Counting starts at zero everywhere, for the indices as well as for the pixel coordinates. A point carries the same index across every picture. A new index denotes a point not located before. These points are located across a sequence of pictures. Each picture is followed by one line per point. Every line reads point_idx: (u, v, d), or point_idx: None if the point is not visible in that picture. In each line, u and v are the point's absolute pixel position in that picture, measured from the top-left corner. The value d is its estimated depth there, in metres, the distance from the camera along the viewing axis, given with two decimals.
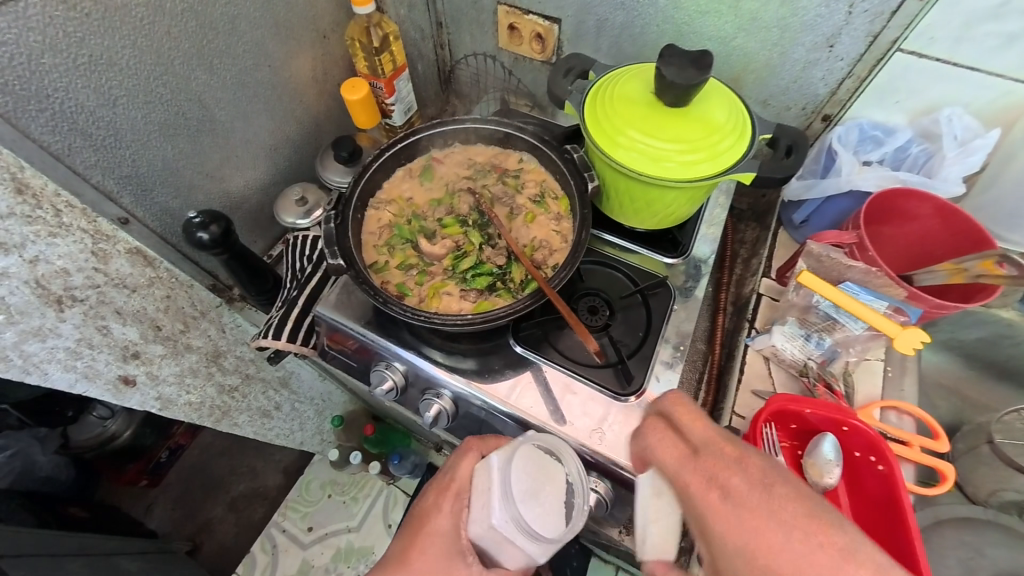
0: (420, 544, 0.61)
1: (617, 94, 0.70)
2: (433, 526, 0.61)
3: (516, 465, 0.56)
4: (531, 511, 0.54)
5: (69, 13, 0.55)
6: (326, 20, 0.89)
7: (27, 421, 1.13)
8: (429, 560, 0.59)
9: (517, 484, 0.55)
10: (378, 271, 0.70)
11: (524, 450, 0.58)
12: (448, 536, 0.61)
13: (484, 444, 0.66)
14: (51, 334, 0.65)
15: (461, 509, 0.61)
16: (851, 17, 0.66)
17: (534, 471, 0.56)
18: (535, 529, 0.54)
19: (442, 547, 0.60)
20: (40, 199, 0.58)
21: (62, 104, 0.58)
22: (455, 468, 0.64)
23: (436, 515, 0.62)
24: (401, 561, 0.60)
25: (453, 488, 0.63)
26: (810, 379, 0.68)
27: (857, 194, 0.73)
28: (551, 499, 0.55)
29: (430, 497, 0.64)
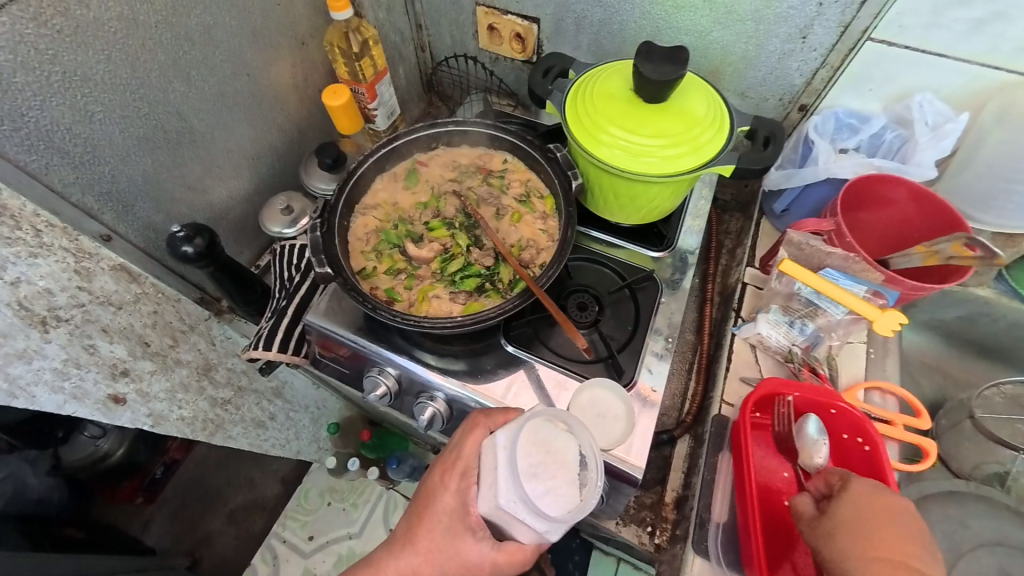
0: (425, 524, 0.62)
1: (597, 91, 0.71)
2: (440, 504, 0.61)
3: (516, 443, 0.53)
4: (533, 491, 0.51)
5: (40, 30, 0.53)
6: (304, 26, 0.88)
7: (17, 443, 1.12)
8: (435, 538, 0.62)
9: (514, 463, 0.52)
10: (366, 277, 0.70)
11: (525, 426, 0.54)
12: (454, 514, 0.61)
13: (489, 419, 0.62)
14: (36, 356, 0.64)
15: (467, 488, 0.60)
16: (823, 8, 0.68)
17: (535, 448, 0.53)
18: (539, 508, 0.51)
19: (448, 525, 0.61)
20: (19, 220, 0.57)
21: (37, 122, 0.56)
22: (460, 445, 0.62)
23: (442, 494, 0.61)
24: (409, 537, 0.64)
25: (458, 468, 0.61)
26: (795, 364, 0.69)
27: (835, 182, 0.74)
28: (557, 475, 0.51)
29: (437, 475, 0.63)
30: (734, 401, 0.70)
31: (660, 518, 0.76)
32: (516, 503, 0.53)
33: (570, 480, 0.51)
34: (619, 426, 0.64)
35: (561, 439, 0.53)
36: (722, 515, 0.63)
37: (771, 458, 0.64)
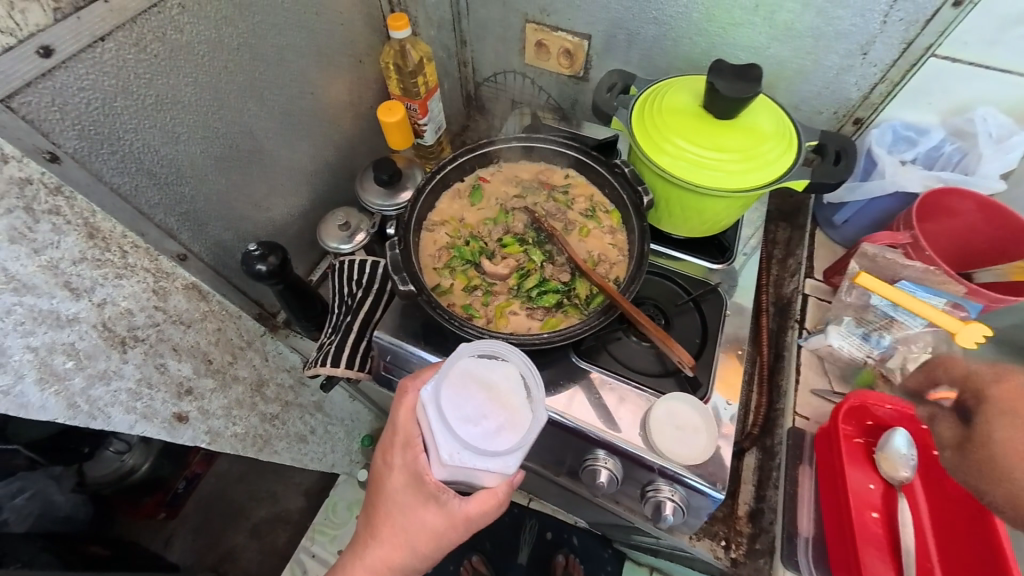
0: (383, 512, 0.63)
1: (664, 105, 0.72)
2: (391, 483, 0.61)
3: (455, 389, 0.53)
4: (482, 430, 0.51)
5: (139, 55, 0.54)
6: (361, 45, 0.90)
7: (41, 462, 1.07)
8: (396, 524, 0.62)
9: (453, 409, 0.52)
10: (442, 293, 0.71)
11: (458, 369, 0.54)
12: (406, 487, 0.61)
13: (416, 381, 0.61)
14: (114, 376, 0.63)
15: (412, 458, 0.59)
16: (886, 25, 0.69)
17: (472, 387, 0.52)
18: (490, 445, 0.51)
19: (406, 500, 0.61)
20: (109, 242, 0.57)
21: (131, 145, 0.57)
22: (395, 417, 0.61)
23: (390, 473, 0.61)
24: (371, 531, 0.64)
25: (398, 441, 0.60)
26: (870, 376, 0.71)
27: (902, 195, 0.75)
28: (503, 407, 0.51)
29: (380, 459, 0.63)
30: (807, 413, 0.71)
31: (734, 532, 0.74)
32: (462, 451, 0.52)
33: (519, 408, 0.52)
34: (701, 438, 0.64)
35: (496, 372, 0.54)
36: (808, 529, 0.66)
37: (859, 473, 0.63)
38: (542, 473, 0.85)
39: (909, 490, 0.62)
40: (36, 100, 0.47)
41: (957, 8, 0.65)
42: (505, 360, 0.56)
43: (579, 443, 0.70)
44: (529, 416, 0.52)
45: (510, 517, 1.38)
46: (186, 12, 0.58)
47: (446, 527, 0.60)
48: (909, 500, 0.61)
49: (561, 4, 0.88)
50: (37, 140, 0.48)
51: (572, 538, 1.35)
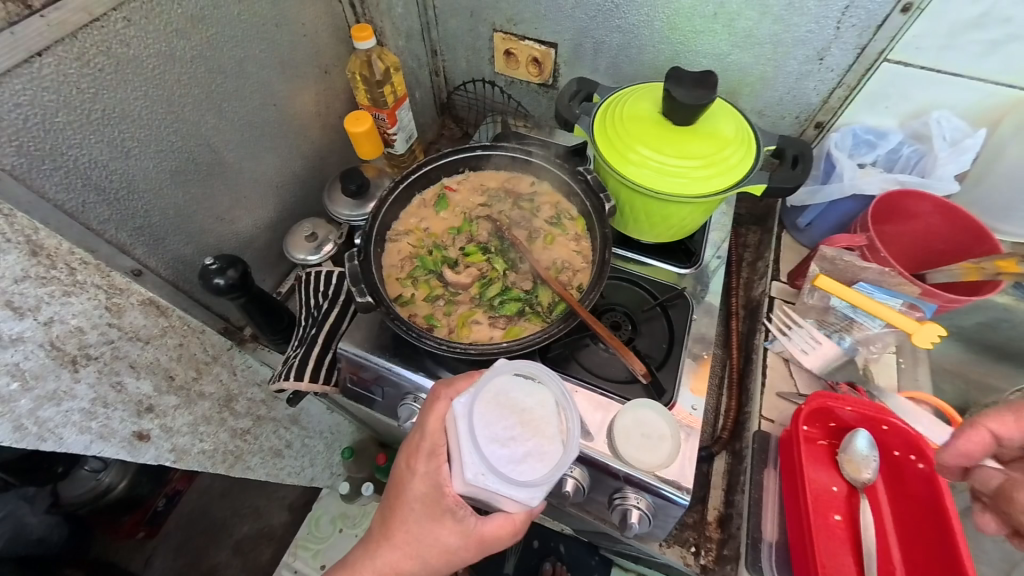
0: (400, 516, 0.60)
1: (626, 113, 0.73)
2: (412, 490, 0.59)
3: (488, 408, 0.53)
4: (511, 455, 0.51)
5: (82, 69, 0.53)
6: (327, 55, 0.89)
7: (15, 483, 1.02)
8: (411, 531, 0.60)
9: (483, 427, 0.52)
10: (404, 304, 0.70)
11: (492, 388, 0.54)
12: (427, 497, 0.59)
13: (451, 389, 0.60)
14: (65, 397, 0.62)
15: (436, 469, 0.58)
16: (840, 31, 0.71)
17: (504, 409, 0.53)
18: (518, 470, 0.51)
19: (424, 510, 0.59)
20: (55, 259, 0.56)
21: (76, 160, 0.56)
22: (424, 424, 0.59)
23: (411, 480, 0.59)
24: (384, 533, 0.61)
25: (425, 449, 0.59)
26: (833, 377, 0.70)
27: (862, 197, 0.76)
28: (534, 434, 0.52)
29: (404, 462, 0.60)
30: (773, 417, 0.71)
31: (704, 538, 0.74)
32: (486, 473, 0.52)
33: (550, 437, 0.52)
34: (665, 444, 0.63)
35: (530, 396, 0.54)
36: (774, 534, 0.65)
37: (822, 475, 0.63)
38: None
39: (871, 492, 0.62)
40: None
41: (906, 14, 0.66)
42: (540, 386, 0.55)
43: None
44: (560, 447, 0.52)
45: None
46: (132, 25, 0.57)
47: (460, 545, 0.59)
48: (871, 502, 0.61)
49: (527, 14, 0.89)
50: None
51: (559, 546, 1.33)
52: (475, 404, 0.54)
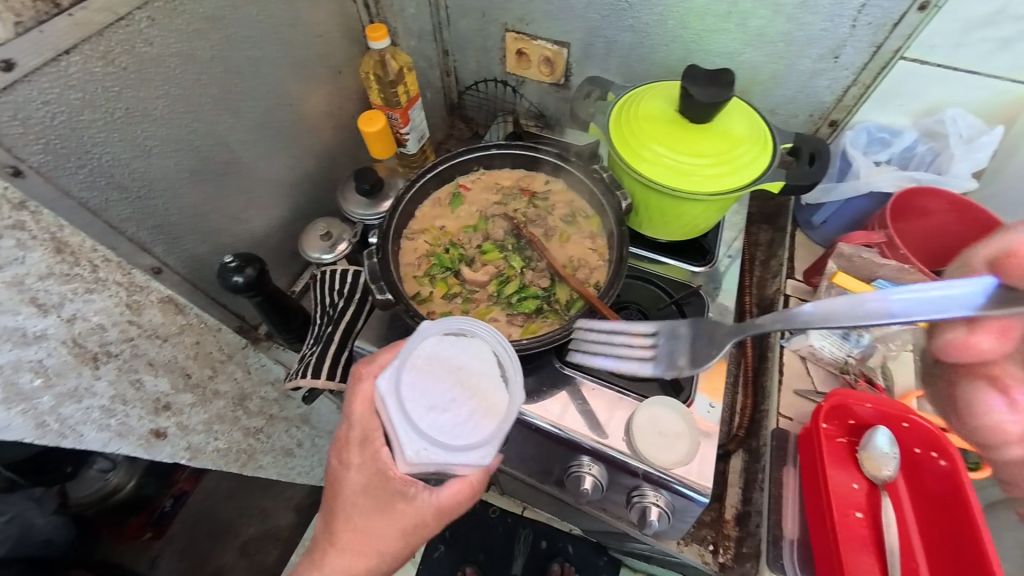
0: (344, 516, 0.60)
1: (640, 112, 0.73)
2: (351, 484, 0.59)
3: (423, 373, 0.49)
4: (449, 417, 0.47)
5: (107, 68, 0.54)
6: (340, 56, 0.90)
7: (22, 483, 1.01)
8: (358, 527, 0.60)
9: (418, 397, 0.48)
10: (422, 301, 0.70)
11: (422, 352, 0.50)
12: (367, 488, 0.59)
13: (373, 366, 0.60)
14: (86, 394, 0.62)
15: (372, 456, 0.58)
16: (855, 29, 0.71)
17: (434, 372, 0.49)
18: (459, 432, 0.47)
19: (369, 502, 0.59)
20: (78, 257, 0.56)
21: (100, 159, 0.56)
22: (350, 413, 0.60)
23: (348, 474, 0.59)
24: (330, 538, 0.60)
25: (356, 439, 0.59)
26: (851, 375, 0.70)
27: (877, 195, 0.76)
28: (475, 391, 0.48)
29: (336, 459, 0.61)
30: (791, 414, 0.71)
31: (722, 535, 0.74)
32: (428, 448, 0.47)
33: (492, 390, 0.49)
34: (683, 441, 0.63)
35: (465, 352, 0.51)
36: (795, 531, 0.65)
37: (842, 473, 0.63)
38: (529, 482, 0.85)
39: (892, 489, 0.62)
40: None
41: (923, 12, 0.66)
42: (476, 338, 0.52)
43: (559, 449, 0.69)
44: (506, 398, 0.49)
45: (504, 527, 1.36)
46: (155, 25, 0.57)
47: (417, 524, 0.59)
48: (892, 500, 0.61)
49: (538, 14, 0.89)
50: None
51: (567, 546, 1.33)
52: (402, 375, 0.49)
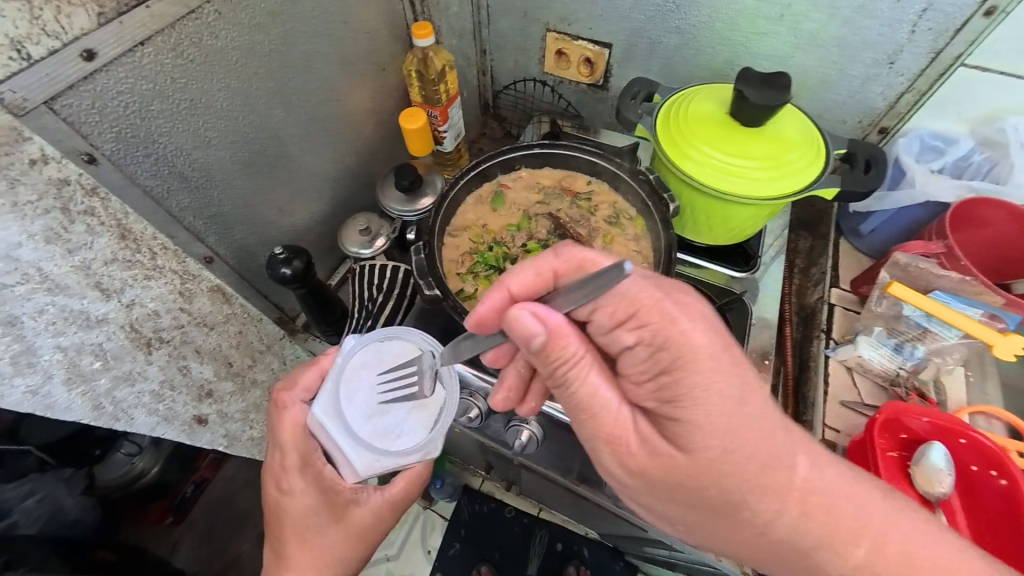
0: (295, 538, 0.62)
1: (689, 113, 0.72)
2: (298, 510, 0.61)
3: (359, 388, 0.57)
4: (389, 424, 0.55)
5: (176, 60, 0.55)
6: (385, 53, 0.91)
7: (50, 462, 0.90)
8: (313, 543, 0.63)
9: (357, 412, 0.56)
10: (466, 298, 0.70)
11: (355, 369, 0.58)
12: (316, 509, 0.62)
13: (297, 390, 0.61)
14: (139, 378, 0.63)
15: (318, 477, 0.61)
16: (914, 34, 0.69)
17: (367, 387, 0.57)
18: (404, 433, 0.55)
19: (320, 519, 0.62)
20: (140, 244, 0.58)
21: (165, 148, 0.58)
22: (281, 441, 0.60)
23: (293, 501, 0.61)
24: (284, 560, 0.63)
25: (294, 466, 0.61)
26: (902, 389, 0.69)
27: (932, 204, 0.75)
28: (408, 394, 0.57)
29: (275, 488, 0.62)
30: (837, 426, 0.70)
31: None
32: (379, 458, 0.55)
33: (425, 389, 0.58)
34: None
35: (393, 360, 0.59)
36: None
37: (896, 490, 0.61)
38: (561, 483, 0.84)
39: (947, 505, 0.61)
40: (77, 102, 0.47)
41: (988, 18, 0.65)
42: (400, 346, 0.60)
43: None
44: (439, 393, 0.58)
45: (520, 528, 1.35)
46: (221, 18, 0.58)
47: (371, 523, 0.66)
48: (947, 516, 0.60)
49: (581, 14, 0.89)
50: (76, 142, 0.48)
51: (583, 549, 1.32)
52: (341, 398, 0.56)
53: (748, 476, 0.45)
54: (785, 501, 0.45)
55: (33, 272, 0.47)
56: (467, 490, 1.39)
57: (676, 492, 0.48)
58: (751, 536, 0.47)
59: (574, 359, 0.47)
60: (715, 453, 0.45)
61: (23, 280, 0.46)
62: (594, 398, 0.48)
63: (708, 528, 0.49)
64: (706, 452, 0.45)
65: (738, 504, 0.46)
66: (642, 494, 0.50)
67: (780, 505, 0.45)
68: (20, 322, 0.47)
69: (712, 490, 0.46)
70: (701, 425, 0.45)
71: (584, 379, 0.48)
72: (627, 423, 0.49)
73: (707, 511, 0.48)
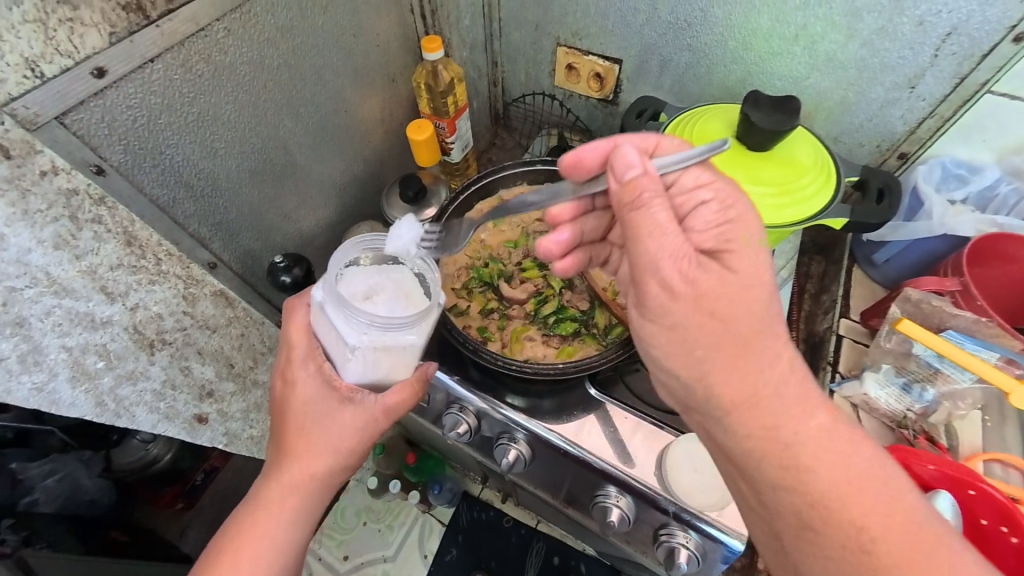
0: (295, 428, 0.58)
1: (697, 133, 0.71)
2: (300, 397, 0.58)
3: (351, 274, 0.55)
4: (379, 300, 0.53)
5: (185, 75, 0.57)
6: (395, 64, 0.92)
7: (72, 444, 0.94)
8: (311, 433, 0.58)
9: (348, 290, 0.53)
10: (459, 314, 0.72)
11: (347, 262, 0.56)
12: (318, 398, 0.58)
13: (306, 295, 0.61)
14: (142, 377, 0.66)
15: (319, 369, 0.58)
16: (938, 59, 0.66)
17: (358, 274, 0.55)
18: (393, 309, 0.53)
19: (322, 407, 0.58)
20: (146, 250, 0.60)
21: (171, 159, 0.59)
22: (288, 336, 0.60)
23: (297, 388, 0.58)
24: (281, 453, 0.58)
25: (300, 357, 0.59)
26: (909, 431, 0.66)
27: (951, 237, 0.72)
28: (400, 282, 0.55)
29: (282, 380, 0.59)
30: None
31: None
32: (369, 327, 0.51)
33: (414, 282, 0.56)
34: (718, 484, 0.60)
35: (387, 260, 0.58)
36: None
37: None
38: (553, 502, 0.83)
39: None
40: (87, 117, 0.50)
41: (1018, 44, 0.62)
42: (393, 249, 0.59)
43: (587, 476, 0.67)
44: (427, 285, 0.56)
45: (517, 538, 1.34)
46: (231, 35, 0.60)
47: (367, 426, 0.59)
48: None
49: (592, 29, 0.88)
50: (86, 154, 0.50)
51: (580, 565, 1.30)
52: (329, 278, 0.54)
53: (777, 320, 0.43)
54: (769, 362, 0.42)
55: (41, 276, 0.51)
56: (465, 497, 1.39)
57: (711, 311, 0.42)
58: (750, 393, 0.42)
59: (662, 201, 0.45)
60: (743, 282, 0.43)
61: (31, 284, 0.50)
62: (652, 226, 0.44)
63: (716, 366, 0.43)
64: (733, 286, 0.43)
65: (757, 338, 0.42)
66: (670, 314, 0.43)
67: (781, 360, 0.43)
68: (28, 322, 0.51)
69: (743, 318, 0.42)
70: (752, 264, 0.44)
71: (655, 211, 0.45)
72: (672, 245, 0.44)
73: (725, 342, 0.42)
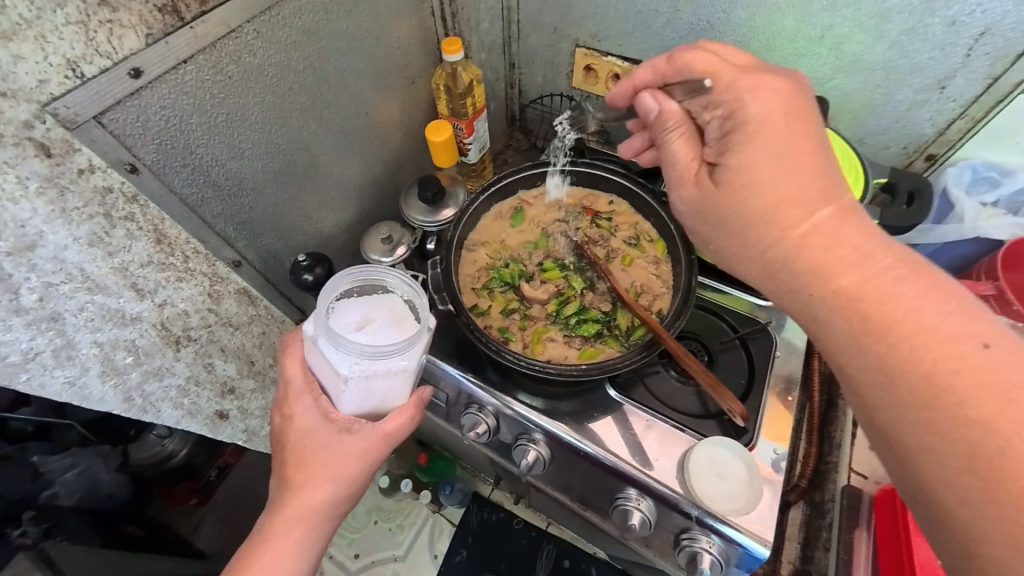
0: (297, 462, 0.58)
1: None
2: (301, 430, 0.58)
3: (342, 306, 0.56)
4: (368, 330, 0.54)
5: (216, 77, 0.58)
6: (415, 66, 0.92)
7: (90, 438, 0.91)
8: (312, 463, 0.58)
9: (338, 323, 0.54)
10: (480, 314, 0.72)
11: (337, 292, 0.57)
12: (319, 429, 0.58)
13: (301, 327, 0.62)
14: (167, 372, 0.67)
15: (316, 402, 0.59)
16: (969, 59, 0.65)
17: (349, 307, 0.56)
18: (382, 338, 0.54)
19: (324, 437, 0.58)
20: (174, 247, 0.61)
21: (201, 159, 0.60)
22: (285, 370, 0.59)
23: (296, 421, 0.58)
24: (283, 488, 0.58)
25: (297, 390, 0.59)
26: None
27: (983, 239, 0.78)
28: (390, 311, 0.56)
29: (280, 414, 0.59)
30: None
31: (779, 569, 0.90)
32: (361, 357, 0.53)
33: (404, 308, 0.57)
34: (742, 490, 0.60)
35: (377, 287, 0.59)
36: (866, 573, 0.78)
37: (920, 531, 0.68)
38: (569, 506, 0.82)
39: None
40: (122, 117, 0.50)
41: None
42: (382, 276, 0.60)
43: (608, 480, 0.67)
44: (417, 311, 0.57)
45: (527, 540, 1.33)
46: (260, 37, 0.61)
47: (367, 452, 0.59)
48: None
49: (612, 31, 0.88)
50: (120, 153, 0.51)
51: (591, 569, 1.29)
52: (322, 306, 0.55)
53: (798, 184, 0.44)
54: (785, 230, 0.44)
55: (76, 272, 0.52)
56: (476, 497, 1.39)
57: (750, 211, 0.46)
58: (792, 277, 0.44)
59: (681, 129, 0.53)
60: (763, 159, 0.45)
61: (66, 280, 0.51)
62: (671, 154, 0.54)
63: (732, 245, 0.49)
64: (749, 170, 0.46)
65: (770, 211, 0.45)
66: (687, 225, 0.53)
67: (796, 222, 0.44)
68: (63, 318, 0.52)
69: (757, 197, 0.45)
70: (768, 138, 0.46)
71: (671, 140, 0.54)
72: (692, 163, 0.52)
73: (737, 229, 0.47)
